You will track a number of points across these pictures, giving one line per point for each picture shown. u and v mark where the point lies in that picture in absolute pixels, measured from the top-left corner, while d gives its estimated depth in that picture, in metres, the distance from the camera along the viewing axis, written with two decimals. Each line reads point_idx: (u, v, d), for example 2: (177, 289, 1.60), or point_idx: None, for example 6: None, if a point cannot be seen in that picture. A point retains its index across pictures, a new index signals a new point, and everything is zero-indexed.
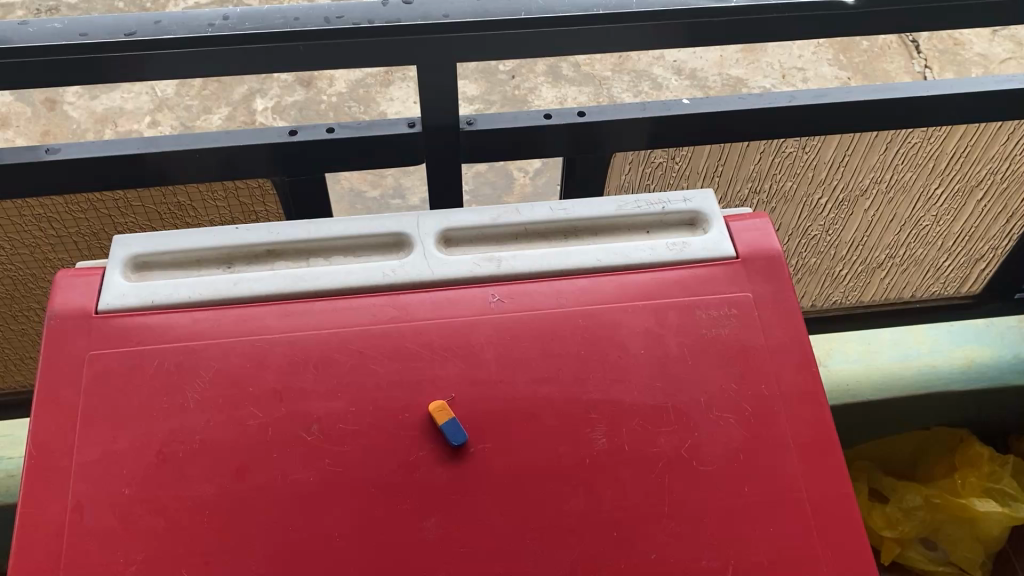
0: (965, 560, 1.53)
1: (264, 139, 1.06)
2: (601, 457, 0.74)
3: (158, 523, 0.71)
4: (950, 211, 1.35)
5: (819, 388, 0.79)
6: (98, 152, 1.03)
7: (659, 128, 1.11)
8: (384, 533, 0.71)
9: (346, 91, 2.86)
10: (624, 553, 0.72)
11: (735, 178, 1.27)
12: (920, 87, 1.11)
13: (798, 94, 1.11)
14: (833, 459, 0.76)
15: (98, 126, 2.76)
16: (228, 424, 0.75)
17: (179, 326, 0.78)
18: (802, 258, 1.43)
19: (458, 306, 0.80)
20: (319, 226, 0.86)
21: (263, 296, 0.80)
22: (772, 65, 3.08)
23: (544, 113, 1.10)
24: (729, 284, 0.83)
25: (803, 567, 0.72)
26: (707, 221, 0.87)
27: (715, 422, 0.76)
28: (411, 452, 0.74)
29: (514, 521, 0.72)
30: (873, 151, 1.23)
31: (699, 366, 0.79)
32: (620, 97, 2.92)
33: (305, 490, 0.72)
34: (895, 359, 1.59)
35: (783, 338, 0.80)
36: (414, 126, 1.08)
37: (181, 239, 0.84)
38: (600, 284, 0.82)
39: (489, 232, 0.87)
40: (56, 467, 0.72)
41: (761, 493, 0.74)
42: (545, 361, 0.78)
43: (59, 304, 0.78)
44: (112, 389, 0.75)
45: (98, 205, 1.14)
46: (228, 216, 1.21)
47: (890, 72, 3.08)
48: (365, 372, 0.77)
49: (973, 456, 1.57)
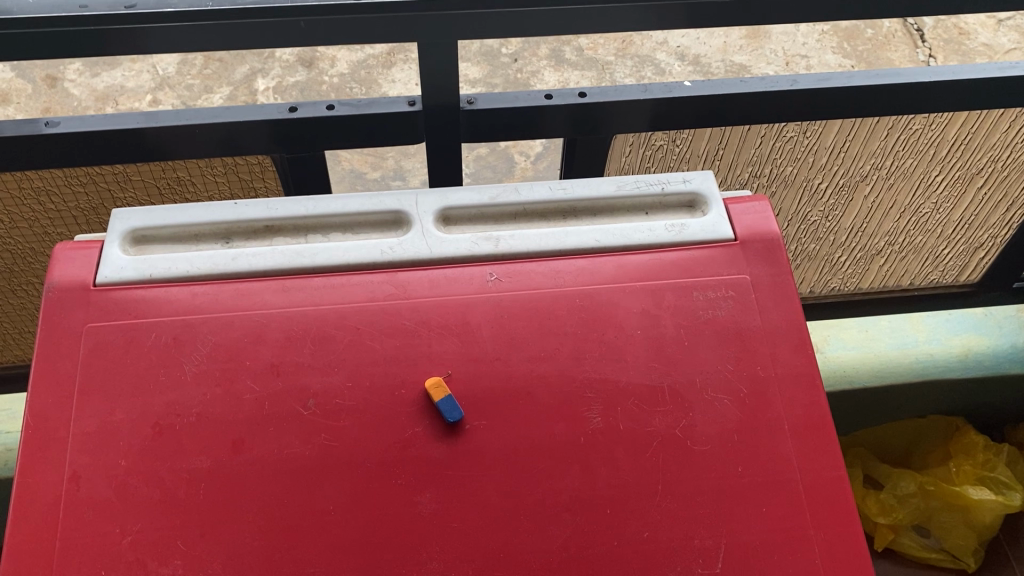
0: (957, 547, 1.52)
1: (264, 115, 1.06)
2: (596, 436, 0.75)
3: (155, 495, 0.71)
4: (949, 199, 1.35)
5: (815, 370, 0.79)
6: (98, 126, 1.03)
7: (660, 111, 1.11)
8: (380, 507, 0.72)
9: (347, 72, 2.79)
10: (619, 530, 0.72)
11: (736, 163, 1.27)
12: (924, 73, 1.10)
13: (800, 78, 1.11)
14: (827, 441, 0.76)
15: (99, 103, 2.72)
16: (225, 398, 0.75)
17: (177, 300, 0.79)
18: (801, 244, 1.43)
19: (455, 284, 0.80)
20: (318, 202, 0.86)
21: (261, 272, 0.81)
22: (776, 52, 3.03)
23: (545, 93, 1.10)
24: (727, 266, 0.83)
25: (795, 547, 0.73)
26: (706, 203, 0.87)
27: (710, 403, 0.77)
28: (407, 429, 0.74)
29: (508, 498, 0.73)
30: (874, 137, 1.23)
31: (695, 348, 0.79)
32: (623, 81, 2.86)
33: (301, 464, 0.73)
34: (893, 347, 1.58)
35: (780, 320, 0.80)
36: (414, 105, 1.08)
37: (180, 214, 0.84)
38: (598, 264, 0.82)
39: (488, 212, 0.87)
40: (54, 437, 0.73)
41: (756, 474, 0.74)
42: (541, 340, 0.78)
43: (58, 277, 0.79)
44: (110, 361, 0.76)
45: (98, 178, 1.15)
46: (228, 192, 1.21)
47: (893, 61, 3.05)
48: (362, 349, 0.77)
49: (969, 444, 1.57)
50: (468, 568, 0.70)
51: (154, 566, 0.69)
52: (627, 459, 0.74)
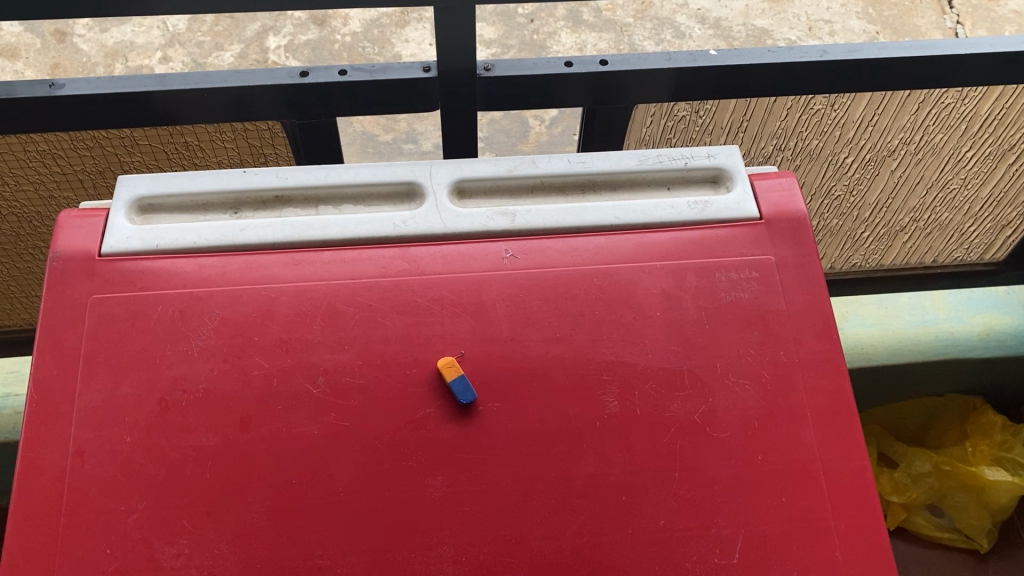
0: (970, 527, 1.49)
1: (274, 79, 1.03)
2: (611, 420, 0.73)
3: (160, 472, 0.70)
4: (979, 175, 1.31)
5: (839, 356, 0.76)
6: (104, 89, 1.00)
7: (682, 80, 1.07)
8: (389, 489, 0.70)
9: (360, 30, 2.71)
10: (634, 517, 0.70)
11: (761, 135, 1.24)
12: (960, 45, 1.06)
13: (830, 49, 1.07)
14: (850, 428, 0.74)
15: (109, 60, 2.64)
16: (232, 373, 0.73)
17: (185, 272, 0.77)
18: (823, 219, 1.40)
19: (469, 261, 0.78)
20: (329, 172, 0.83)
21: (270, 244, 0.78)
22: (799, 16, 2.91)
23: (565, 60, 1.06)
24: (751, 246, 0.80)
25: (815, 538, 0.70)
26: (731, 179, 0.84)
27: (730, 387, 0.74)
28: (419, 409, 0.72)
29: (521, 482, 0.71)
30: (904, 110, 1.19)
31: (716, 331, 0.76)
32: (641, 44, 2.77)
33: (309, 443, 0.71)
34: (913, 324, 1.48)
35: (804, 304, 0.78)
36: (429, 71, 1.04)
37: (188, 182, 0.82)
38: (618, 242, 0.80)
39: (503, 185, 0.84)
40: (56, 412, 0.71)
41: (776, 462, 0.72)
42: (556, 320, 0.76)
43: (62, 246, 0.77)
44: (115, 333, 0.74)
45: (105, 142, 1.12)
46: (237, 157, 1.19)
47: (920, 27, 2.94)
48: (373, 325, 0.75)
49: (986, 424, 1.52)
50: (478, 553, 0.68)
51: (159, 544, 0.68)
52: (643, 444, 0.72)
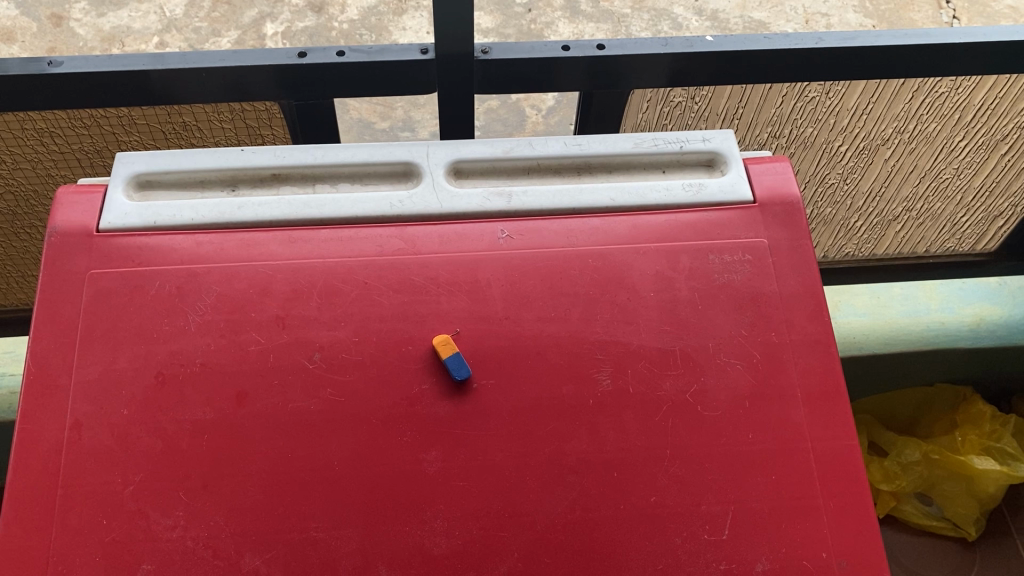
0: (958, 516, 1.51)
1: (271, 59, 1.03)
2: (604, 398, 0.73)
3: (157, 445, 0.70)
4: (971, 165, 1.32)
5: (831, 337, 0.77)
6: (101, 67, 1.00)
7: (680, 65, 1.08)
8: (384, 464, 0.71)
9: (358, 18, 2.70)
10: (625, 494, 0.71)
11: (755, 123, 1.25)
12: (955, 33, 1.07)
13: (826, 35, 1.07)
14: (840, 408, 0.75)
15: (106, 44, 2.60)
16: (230, 348, 0.74)
17: (183, 249, 0.77)
18: (817, 207, 1.41)
19: (466, 240, 0.79)
20: (327, 151, 0.84)
21: (267, 221, 0.79)
22: (795, 9, 2.91)
23: (562, 44, 1.07)
24: (744, 229, 0.81)
25: (804, 516, 0.71)
26: (725, 162, 0.85)
27: (722, 368, 0.75)
28: (414, 385, 0.73)
29: (515, 458, 0.71)
30: (898, 99, 1.20)
31: (709, 312, 0.77)
32: (638, 35, 2.78)
33: (304, 418, 0.72)
34: (903, 314, 1.54)
35: (796, 286, 0.79)
36: (426, 53, 1.05)
37: (185, 160, 0.82)
38: (613, 223, 0.80)
39: (500, 166, 0.85)
40: (54, 385, 0.72)
41: (766, 440, 0.73)
42: (551, 300, 0.77)
43: (60, 221, 0.77)
44: (113, 309, 0.74)
45: (103, 120, 1.13)
46: (234, 138, 1.19)
47: (916, 20, 2.96)
48: (370, 303, 0.76)
49: (976, 415, 1.54)
50: (471, 527, 0.69)
51: (155, 516, 0.68)
52: (636, 423, 0.73)
